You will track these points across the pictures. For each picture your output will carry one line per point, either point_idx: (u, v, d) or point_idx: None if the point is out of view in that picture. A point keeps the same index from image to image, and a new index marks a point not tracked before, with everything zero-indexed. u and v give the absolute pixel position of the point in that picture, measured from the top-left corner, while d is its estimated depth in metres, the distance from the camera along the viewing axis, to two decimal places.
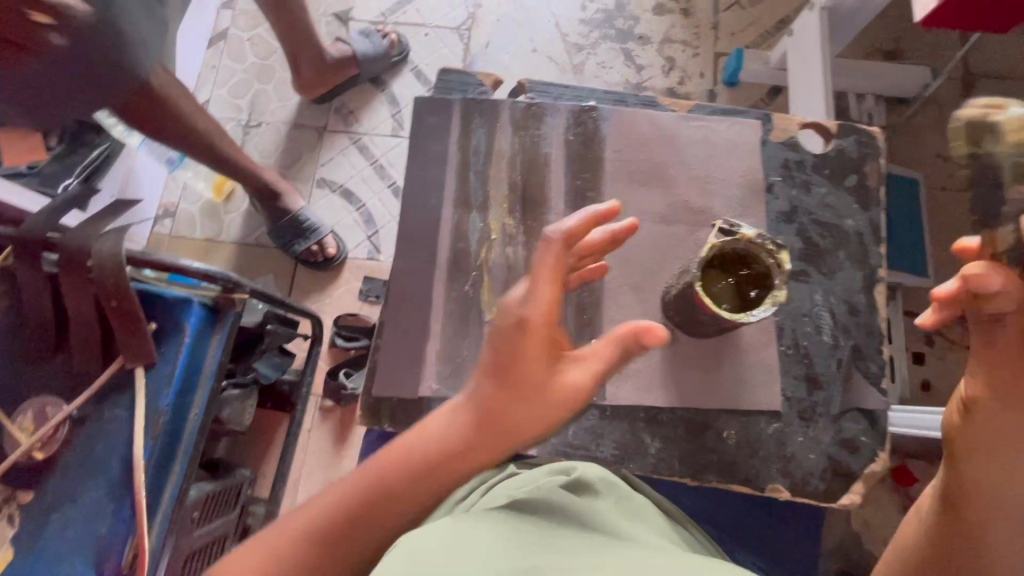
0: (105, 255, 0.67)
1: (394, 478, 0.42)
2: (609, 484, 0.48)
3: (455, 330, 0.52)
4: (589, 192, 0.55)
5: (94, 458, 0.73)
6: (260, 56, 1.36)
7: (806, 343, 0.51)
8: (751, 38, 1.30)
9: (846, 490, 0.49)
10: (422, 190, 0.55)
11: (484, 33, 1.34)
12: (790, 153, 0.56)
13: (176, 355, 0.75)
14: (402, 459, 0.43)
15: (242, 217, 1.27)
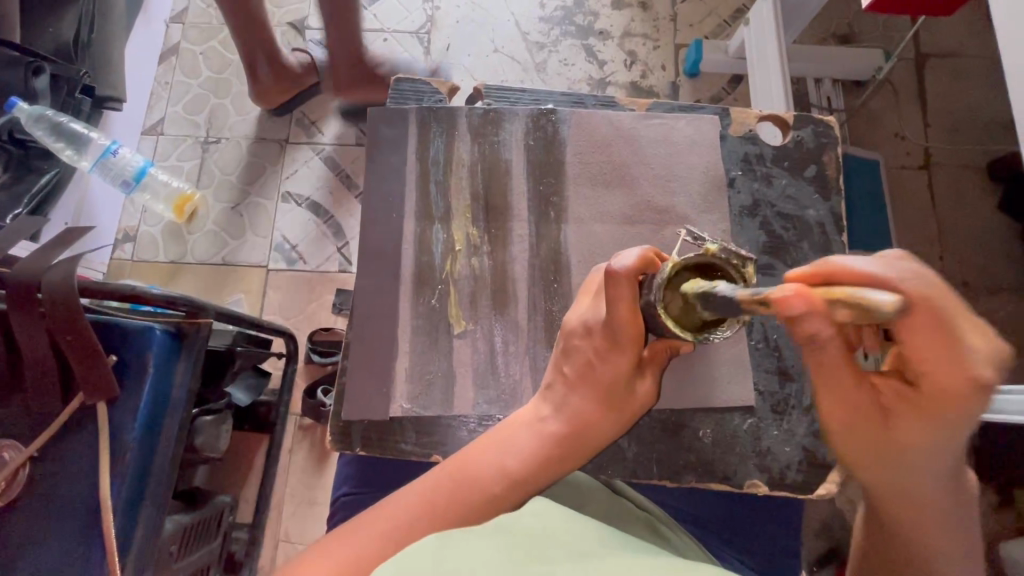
0: (56, 287, 0.65)
1: (442, 502, 0.44)
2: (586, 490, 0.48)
3: (424, 347, 0.51)
4: (552, 197, 0.54)
5: (60, 499, 0.70)
6: (215, 69, 1.33)
7: (775, 336, 0.51)
8: (710, 28, 1.31)
9: (822, 480, 0.49)
10: (381, 205, 0.54)
11: (443, 36, 1.32)
12: (749, 146, 0.56)
13: (141, 385, 0.73)
14: (458, 484, 0.44)
15: (207, 236, 1.23)
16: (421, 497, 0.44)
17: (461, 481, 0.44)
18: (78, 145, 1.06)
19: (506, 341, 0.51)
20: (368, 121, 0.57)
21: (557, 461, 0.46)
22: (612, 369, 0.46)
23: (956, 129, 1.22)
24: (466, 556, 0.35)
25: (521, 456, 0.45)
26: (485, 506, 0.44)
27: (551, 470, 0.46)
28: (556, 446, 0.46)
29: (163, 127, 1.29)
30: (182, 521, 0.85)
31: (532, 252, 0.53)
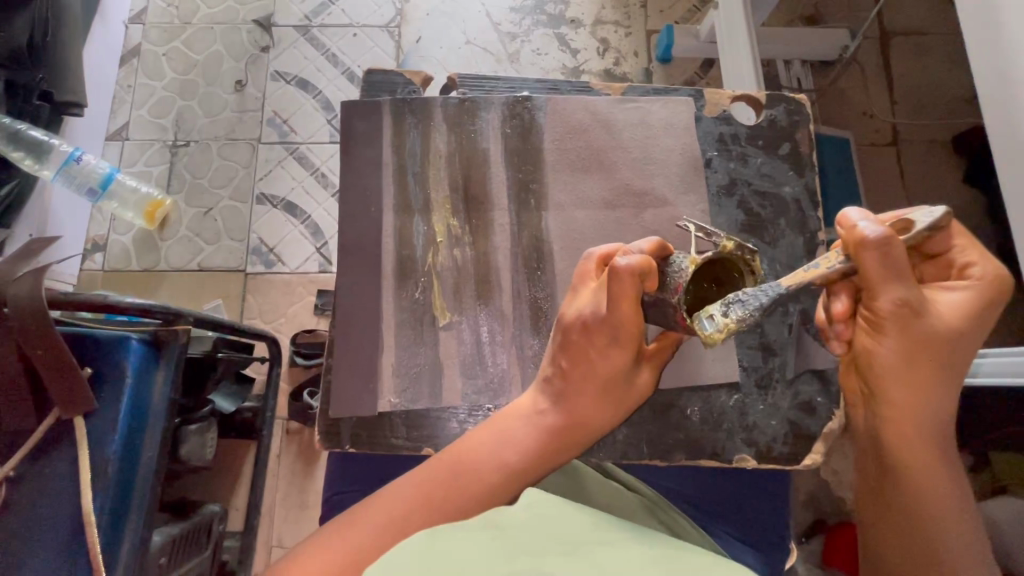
0: (22, 299, 0.63)
1: (439, 495, 0.44)
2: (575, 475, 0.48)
3: (409, 341, 0.50)
4: (532, 184, 0.54)
5: (39, 519, 0.67)
6: (180, 71, 1.29)
7: (758, 313, 0.51)
8: (680, 14, 1.32)
9: (809, 451, 0.49)
10: (360, 199, 0.53)
11: (414, 29, 1.31)
12: (724, 127, 0.56)
13: (118, 397, 0.71)
14: (463, 477, 0.44)
15: (180, 243, 1.20)
16: (418, 491, 0.44)
17: (457, 475, 0.44)
18: (39, 154, 1.04)
19: (492, 331, 0.51)
20: (341, 115, 0.56)
21: (553, 454, 0.46)
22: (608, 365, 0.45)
23: (923, 106, 1.25)
24: (450, 555, 0.35)
25: (520, 449, 0.45)
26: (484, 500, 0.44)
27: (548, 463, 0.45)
28: (552, 440, 0.45)
29: (128, 132, 1.25)
30: (170, 534, 0.83)
31: (514, 241, 0.53)
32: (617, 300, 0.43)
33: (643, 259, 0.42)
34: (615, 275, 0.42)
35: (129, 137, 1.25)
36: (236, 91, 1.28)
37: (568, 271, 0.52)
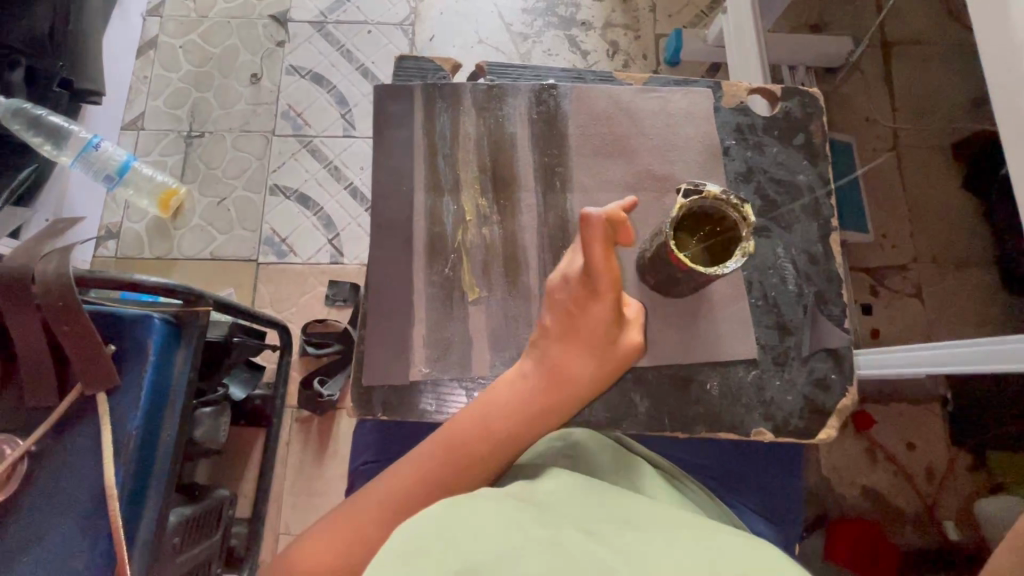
0: (51, 276, 0.65)
1: (438, 469, 0.45)
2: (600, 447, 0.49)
3: (438, 313, 0.52)
4: (557, 167, 0.56)
5: (61, 493, 0.68)
6: (196, 63, 1.31)
7: (774, 293, 0.54)
8: (688, 18, 1.35)
9: (824, 426, 0.51)
10: (392, 177, 0.55)
11: (428, 27, 1.33)
12: (741, 117, 0.59)
13: (140, 375, 0.72)
14: (458, 446, 0.46)
15: (194, 231, 1.21)
16: (419, 468, 0.45)
17: (453, 446, 0.46)
18: (57, 140, 1.06)
19: (519, 306, 0.53)
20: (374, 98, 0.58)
21: (541, 408, 0.47)
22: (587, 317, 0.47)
23: (923, 113, 1.29)
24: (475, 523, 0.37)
25: (511, 414, 0.46)
26: (481, 463, 0.45)
27: (537, 415, 0.47)
28: (541, 399, 0.47)
29: (144, 122, 1.27)
30: (183, 516, 0.84)
31: (540, 220, 0.55)
32: (587, 250, 0.45)
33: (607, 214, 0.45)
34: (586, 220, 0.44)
35: (144, 127, 1.26)
36: (251, 85, 1.30)
37: None
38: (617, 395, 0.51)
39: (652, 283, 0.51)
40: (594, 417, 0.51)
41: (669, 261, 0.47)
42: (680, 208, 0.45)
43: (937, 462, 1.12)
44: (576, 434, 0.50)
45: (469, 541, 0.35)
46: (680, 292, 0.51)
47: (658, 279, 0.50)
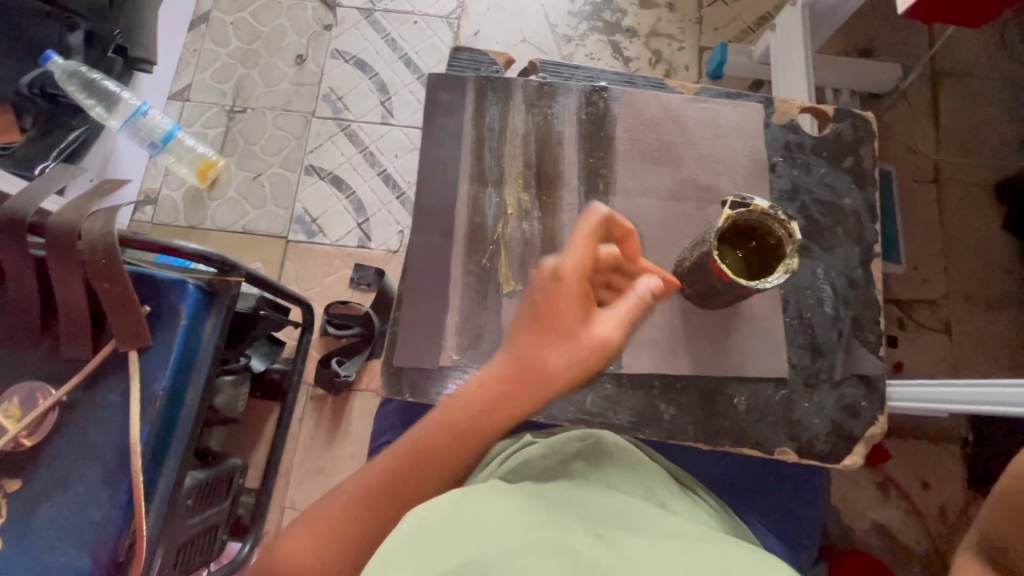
0: (97, 235, 0.67)
1: (397, 470, 0.43)
2: (624, 448, 0.49)
3: (474, 302, 0.53)
4: (601, 169, 0.56)
5: (87, 444, 0.70)
6: (244, 40, 1.33)
7: (810, 315, 0.53)
8: (734, 33, 1.34)
9: (849, 452, 0.51)
10: (441, 163, 0.56)
11: (473, 23, 1.34)
12: (790, 135, 0.58)
13: (171, 338, 0.74)
14: (427, 444, 0.43)
15: (228, 204, 1.24)
16: (382, 470, 0.44)
17: (419, 453, 0.43)
18: (109, 104, 1.07)
19: None
20: (427, 85, 0.59)
21: (516, 397, 0.44)
22: (561, 305, 0.46)
23: (967, 147, 1.26)
24: (484, 523, 0.38)
25: (475, 409, 0.44)
26: (440, 460, 0.43)
27: (513, 404, 0.44)
28: (508, 392, 0.44)
29: (190, 93, 1.29)
30: (198, 479, 0.86)
31: (581, 220, 0.55)
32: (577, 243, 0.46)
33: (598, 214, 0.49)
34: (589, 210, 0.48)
35: (190, 98, 1.29)
36: (296, 65, 1.32)
37: None
38: (643, 400, 0.52)
39: (689, 292, 0.52)
40: (618, 420, 0.51)
41: (709, 270, 0.47)
42: (726, 219, 0.46)
43: (950, 504, 1.10)
44: (598, 434, 0.50)
45: (479, 542, 0.37)
46: (715, 305, 0.51)
47: (695, 290, 0.51)
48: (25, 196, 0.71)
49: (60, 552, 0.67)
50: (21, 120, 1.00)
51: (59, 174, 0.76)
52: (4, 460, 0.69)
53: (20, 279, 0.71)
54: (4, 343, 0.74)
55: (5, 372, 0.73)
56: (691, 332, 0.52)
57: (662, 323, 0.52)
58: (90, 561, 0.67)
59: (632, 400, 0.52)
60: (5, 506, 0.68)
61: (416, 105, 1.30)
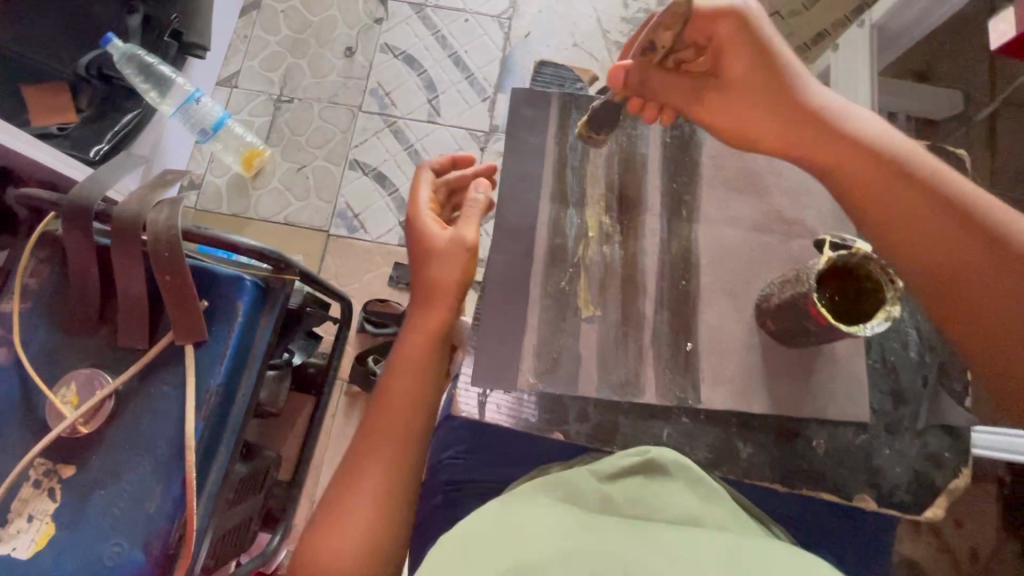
0: (161, 227, 0.67)
1: (379, 418, 0.56)
2: (682, 466, 0.49)
3: (555, 321, 0.53)
4: (685, 196, 0.57)
5: (142, 434, 0.71)
6: (295, 29, 1.33)
7: (893, 358, 0.53)
8: (790, 49, 1.32)
9: (931, 504, 0.50)
10: (522, 183, 0.57)
11: (525, 23, 1.33)
12: None
13: (228, 335, 0.73)
14: (389, 395, 0.57)
15: (270, 194, 1.24)
16: (368, 431, 0.57)
17: (389, 404, 0.56)
18: (163, 89, 1.08)
19: (632, 331, 0.53)
20: (510, 102, 0.60)
21: (427, 317, 0.58)
22: (418, 241, 0.60)
23: None
24: (526, 532, 0.42)
25: (423, 345, 0.58)
26: (412, 392, 0.57)
27: (428, 323, 0.58)
28: (436, 325, 0.58)
29: (238, 80, 1.29)
30: (240, 473, 0.86)
31: (663, 248, 0.55)
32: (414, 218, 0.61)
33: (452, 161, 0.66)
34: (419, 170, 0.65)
35: (237, 85, 1.29)
36: (345, 57, 1.31)
37: (712, 285, 0.54)
38: (720, 437, 0.51)
39: (772, 329, 0.51)
40: (694, 456, 0.51)
41: (806, 312, 0.46)
42: (826, 261, 0.45)
43: (984, 545, 1.08)
44: (655, 451, 0.50)
45: (521, 541, 0.41)
46: (800, 343, 0.50)
47: (782, 327, 0.49)
48: (90, 184, 0.70)
49: (113, 540, 0.68)
50: (77, 100, 1.01)
51: (122, 163, 0.75)
52: (60, 444, 0.70)
53: (82, 266, 0.71)
54: (60, 328, 0.74)
55: (60, 358, 0.73)
56: (772, 368, 0.51)
57: (740, 359, 0.52)
58: (141, 552, 0.68)
59: (707, 437, 0.51)
60: (60, 491, 0.69)
61: (463, 104, 1.28)
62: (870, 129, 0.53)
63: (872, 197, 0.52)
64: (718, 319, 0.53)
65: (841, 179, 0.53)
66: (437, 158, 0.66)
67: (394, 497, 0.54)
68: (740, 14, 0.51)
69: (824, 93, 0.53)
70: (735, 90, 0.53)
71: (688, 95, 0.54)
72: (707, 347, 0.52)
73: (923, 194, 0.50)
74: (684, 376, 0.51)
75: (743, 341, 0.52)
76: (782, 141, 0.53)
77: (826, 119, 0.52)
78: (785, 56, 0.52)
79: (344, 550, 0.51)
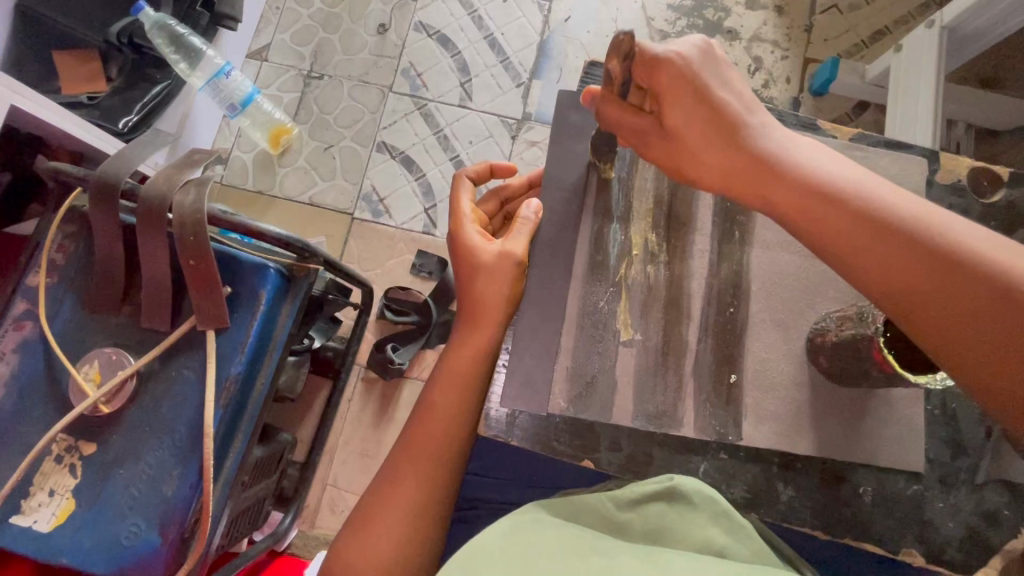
0: (187, 209, 0.65)
1: (415, 430, 0.56)
2: (707, 498, 0.50)
3: (593, 330, 0.55)
4: (738, 216, 0.58)
5: (163, 416, 0.70)
6: (327, 3, 1.29)
7: (954, 405, 0.56)
8: (846, 46, 1.24)
9: (983, 562, 0.53)
10: (566, 193, 0.58)
11: (565, 7, 1.27)
12: (955, 197, 0.61)
13: (249, 323, 0.72)
14: (429, 411, 0.56)
15: (297, 173, 1.22)
16: (402, 442, 0.56)
17: (426, 416, 0.56)
18: (193, 61, 1.06)
19: (666, 351, 0.55)
20: (556, 105, 0.61)
21: (475, 334, 0.56)
22: (466, 252, 0.58)
23: None
24: (530, 547, 0.41)
25: (467, 362, 0.56)
26: (456, 411, 0.56)
27: (476, 339, 0.56)
28: (480, 340, 0.56)
29: (268, 54, 1.26)
30: (257, 456, 0.86)
31: (712, 270, 0.57)
32: (458, 230, 0.60)
33: (480, 165, 0.68)
34: (454, 175, 0.64)
35: (268, 58, 1.26)
36: (377, 35, 1.27)
37: (762, 315, 0.56)
38: (761, 477, 0.55)
39: (824, 366, 0.53)
40: (732, 494, 0.55)
41: (868, 356, 0.48)
42: None
43: None
44: (679, 478, 0.53)
45: (529, 560, 0.39)
46: (852, 384, 0.52)
47: (835, 366, 0.51)
48: (119, 161, 0.69)
49: (130, 521, 0.68)
50: (107, 69, 1.00)
51: (150, 139, 0.73)
52: (83, 420, 0.70)
53: (107, 245, 0.70)
54: (84, 304, 0.74)
55: (83, 334, 0.73)
56: (816, 391, 0.54)
57: (790, 396, 0.54)
58: (157, 533, 0.68)
59: (746, 475, 0.55)
60: (80, 466, 0.70)
61: (497, 90, 1.24)
62: (814, 165, 0.48)
63: (816, 234, 0.47)
64: (767, 351, 0.55)
65: (784, 210, 0.48)
66: (475, 167, 0.67)
67: (427, 509, 0.54)
68: (681, 62, 0.48)
69: (766, 133, 0.50)
70: (681, 134, 0.49)
71: (640, 139, 0.51)
72: (753, 380, 0.54)
73: (866, 223, 0.46)
74: (726, 410, 0.54)
75: (792, 375, 0.54)
76: (731, 181, 0.50)
77: (770, 159, 0.49)
78: (725, 99, 0.49)
79: (378, 554, 0.52)
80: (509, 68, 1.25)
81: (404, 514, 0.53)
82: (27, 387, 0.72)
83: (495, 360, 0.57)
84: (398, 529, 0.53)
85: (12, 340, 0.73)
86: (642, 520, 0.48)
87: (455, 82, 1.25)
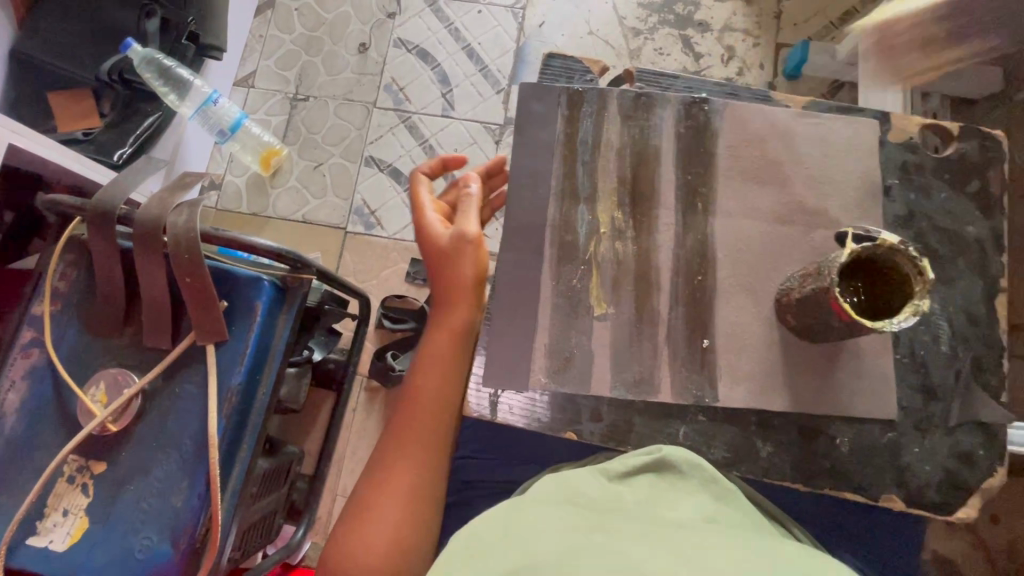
0: (179, 228, 0.68)
1: (402, 416, 0.58)
2: (696, 466, 0.51)
3: (566, 309, 0.56)
4: (701, 188, 0.60)
5: (166, 430, 0.73)
6: (308, 27, 1.33)
7: (922, 352, 0.57)
8: (814, 29, 1.27)
9: (962, 502, 0.55)
10: (532, 179, 0.60)
11: (539, 13, 1.30)
12: (909, 154, 0.62)
13: (248, 334, 0.74)
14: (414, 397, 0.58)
15: (288, 192, 1.25)
16: (391, 431, 0.58)
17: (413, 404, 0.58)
18: (181, 91, 1.09)
19: (641, 323, 0.57)
20: (519, 98, 0.63)
21: (450, 317, 0.59)
22: (433, 243, 0.60)
23: None
24: (528, 535, 0.42)
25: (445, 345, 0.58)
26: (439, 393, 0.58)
27: (451, 322, 0.59)
28: (454, 322, 0.59)
29: (254, 80, 1.30)
30: (263, 466, 0.88)
31: (679, 242, 0.59)
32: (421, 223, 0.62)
33: (438, 161, 0.71)
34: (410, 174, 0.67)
35: (254, 84, 1.30)
36: (358, 54, 1.31)
37: (731, 282, 0.57)
38: (741, 436, 0.56)
39: (792, 323, 0.54)
40: (714, 456, 0.56)
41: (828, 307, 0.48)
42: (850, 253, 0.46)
43: None
44: (666, 448, 0.53)
45: (527, 546, 0.40)
46: (821, 339, 0.53)
47: (802, 321, 0.52)
48: (113, 188, 0.72)
49: (142, 534, 0.70)
50: (100, 106, 1.03)
51: (144, 166, 0.76)
52: (91, 440, 0.72)
53: (109, 272, 0.72)
54: (85, 328, 0.76)
55: (87, 357, 0.76)
56: (788, 351, 0.55)
57: (764, 358, 0.55)
58: (168, 544, 0.70)
59: (727, 436, 0.56)
60: (90, 485, 0.72)
61: (477, 97, 1.27)
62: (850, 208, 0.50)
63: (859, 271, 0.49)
64: (737, 315, 0.56)
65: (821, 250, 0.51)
66: (430, 163, 0.70)
67: (423, 495, 0.56)
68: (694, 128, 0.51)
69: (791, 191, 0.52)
70: None
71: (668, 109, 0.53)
72: (726, 345, 0.56)
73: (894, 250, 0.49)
74: (702, 374, 0.55)
75: (764, 337, 0.56)
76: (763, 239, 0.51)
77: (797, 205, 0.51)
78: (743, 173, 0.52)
79: (376, 541, 0.53)
80: (487, 75, 1.28)
81: (400, 502, 0.55)
82: (36, 412, 0.74)
83: (471, 341, 0.60)
84: (392, 515, 0.54)
85: (20, 367, 0.75)
86: (633, 492, 0.49)
87: (436, 93, 1.28)
